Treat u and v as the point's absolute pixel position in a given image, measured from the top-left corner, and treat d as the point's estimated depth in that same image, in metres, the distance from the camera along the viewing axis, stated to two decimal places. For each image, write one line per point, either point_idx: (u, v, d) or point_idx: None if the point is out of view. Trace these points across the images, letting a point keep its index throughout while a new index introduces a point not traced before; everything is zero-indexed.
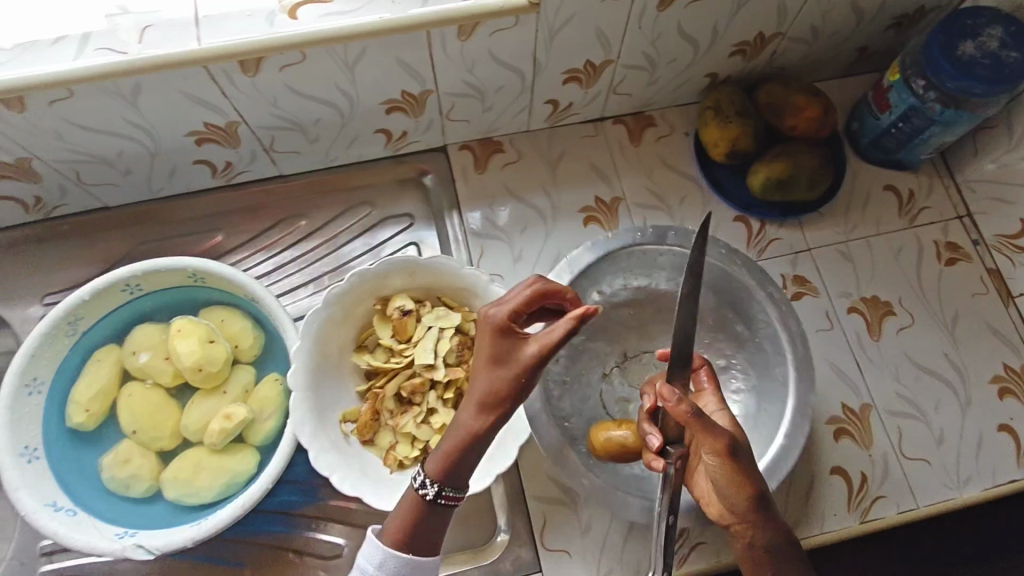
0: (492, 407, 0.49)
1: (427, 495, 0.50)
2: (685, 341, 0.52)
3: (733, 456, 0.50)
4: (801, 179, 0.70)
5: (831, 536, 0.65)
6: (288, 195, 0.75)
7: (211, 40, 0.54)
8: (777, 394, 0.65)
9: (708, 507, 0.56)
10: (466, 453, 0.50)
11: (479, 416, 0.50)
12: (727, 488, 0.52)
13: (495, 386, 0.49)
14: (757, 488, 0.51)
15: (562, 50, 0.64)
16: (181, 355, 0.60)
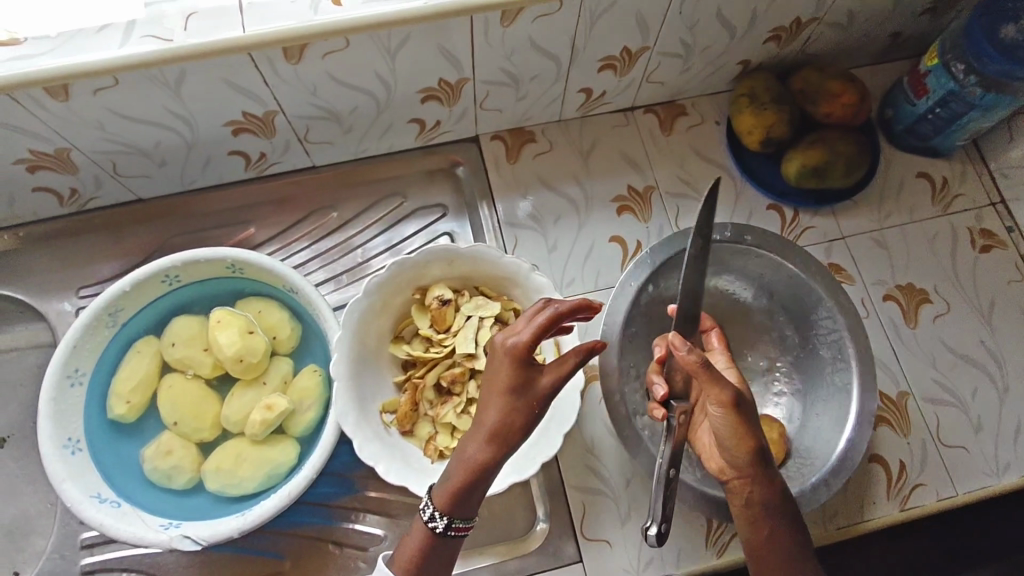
0: (502, 437, 0.50)
1: (437, 527, 0.50)
2: (692, 302, 0.56)
3: (740, 412, 0.51)
4: (838, 166, 0.70)
5: (873, 524, 0.65)
6: (319, 187, 0.74)
7: (256, 26, 0.54)
8: (836, 392, 0.65)
9: (708, 462, 0.58)
10: (476, 485, 0.50)
11: (488, 447, 0.50)
12: (729, 443, 0.53)
13: (507, 415, 0.50)
14: (760, 443, 0.53)
15: (600, 36, 0.64)
16: (222, 346, 0.59)
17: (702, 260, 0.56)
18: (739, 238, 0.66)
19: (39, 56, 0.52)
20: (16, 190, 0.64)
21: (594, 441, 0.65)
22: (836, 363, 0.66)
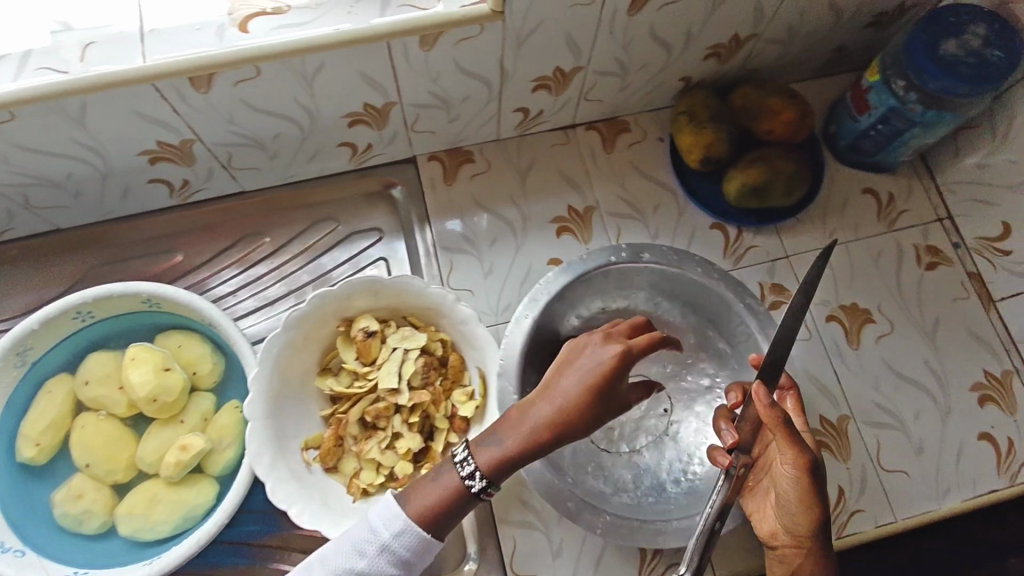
0: (561, 421, 0.49)
1: (473, 486, 0.50)
2: (779, 354, 0.53)
3: (814, 474, 0.51)
4: (777, 186, 0.68)
5: None
6: (249, 212, 0.72)
7: (158, 56, 0.52)
8: None
9: (761, 523, 0.57)
10: (516, 462, 0.50)
11: (545, 430, 0.49)
12: (794, 508, 0.53)
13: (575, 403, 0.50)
14: (825, 513, 0.52)
15: (529, 56, 0.62)
16: (135, 385, 0.58)
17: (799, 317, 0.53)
18: (635, 258, 0.64)
19: None
20: None
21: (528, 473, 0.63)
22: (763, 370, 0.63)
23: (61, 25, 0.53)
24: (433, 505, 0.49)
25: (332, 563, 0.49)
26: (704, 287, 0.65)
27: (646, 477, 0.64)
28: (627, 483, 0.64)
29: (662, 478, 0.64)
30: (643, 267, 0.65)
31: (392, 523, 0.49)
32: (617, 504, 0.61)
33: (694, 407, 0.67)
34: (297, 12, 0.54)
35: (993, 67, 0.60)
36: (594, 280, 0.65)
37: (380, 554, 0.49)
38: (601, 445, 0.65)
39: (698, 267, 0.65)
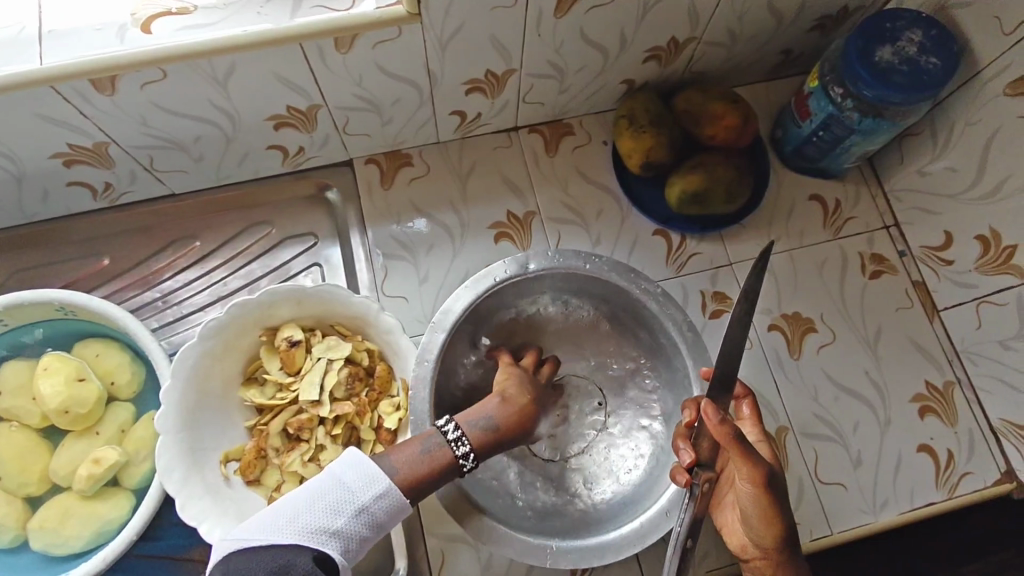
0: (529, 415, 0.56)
1: (467, 466, 0.51)
2: (729, 363, 0.53)
3: (773, 488, 0.50)
4: (717, 192, 0.67)
5: None
6: (180, 216, 0.71)
7: (56, 58, 0.50)
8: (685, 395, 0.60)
9: (730, 538, 0.56)
10: (497, 445, 0.53)
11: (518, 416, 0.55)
12: (756, 521, 0.51)
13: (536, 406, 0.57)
14: (789, 527, 0.51)
15: (456, 58, 0.60)
16: (45, 397, 0.56)
17: (745, 322, 0.53)
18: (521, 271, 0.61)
19: None
20: None
21: None
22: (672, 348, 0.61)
23: None
24: (417, 474, 0.49)
25: (306, 522, 0.43)
26: (605, 283, 0.62)
27: (598, 478, 0.62)
28: (579, 490, 0.62)
29: (613, 475, 0.62)
30: (533, 275, 0.62)
31: (374, 484, 0.46)
32: (572, 518, 0.59)
33: (625, 394, 0.66)
34: (204, 13, 0.52)
35: (928, 74, 0.59)
36: (490, 300, 0.63)
37: (357, 515, 0.45)
38: (545, 455, 0.63)
39: (588, 262, 0.62)
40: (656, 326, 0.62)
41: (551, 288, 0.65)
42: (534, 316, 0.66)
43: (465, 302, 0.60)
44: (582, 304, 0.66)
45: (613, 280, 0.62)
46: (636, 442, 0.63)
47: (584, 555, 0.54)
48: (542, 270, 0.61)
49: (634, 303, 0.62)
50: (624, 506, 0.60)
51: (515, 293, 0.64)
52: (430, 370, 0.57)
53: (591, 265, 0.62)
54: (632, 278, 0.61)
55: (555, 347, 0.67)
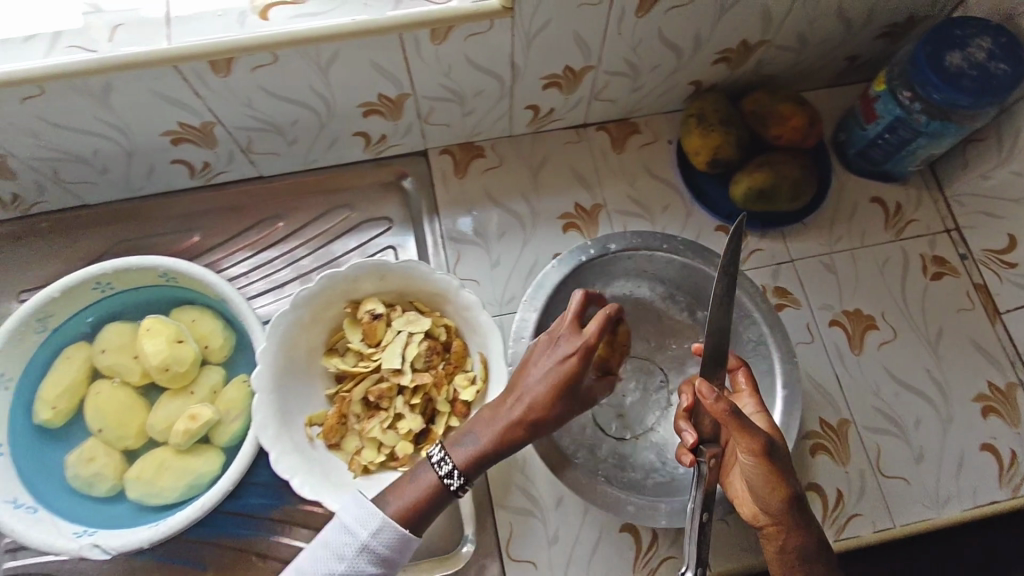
0: (545, 427, 0.52)
1: (453, 485, 0.52)
2: (720, 340, 0.52)
3: (774, 458, 0.49)
4: (783, 189, 0.69)
5: (853, 542, 0.64)
6: (267, 197, 0.75)
7: (183, 39, 0.54)
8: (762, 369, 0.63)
9: (742, 509, 0.55)
10: (489, 458, 0.52)
11: (527, 432, 0.52)
12: (762, 489, 0.51)
13: (556, 410, 0.52)
14: (795, 491, 0.51)
15: (540, 53, 0.63)
16: (148, 354, 0.60)
17: (729, 297, 0.52)
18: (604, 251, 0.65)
19: None
20: None
21: (525, 461, 0.64)
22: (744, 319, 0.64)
23: (93, 7, 0.54)
24: (411, 498, 0.51)
25: None
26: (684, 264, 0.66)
27: (670, 451, 0.64)
28: (655, 463, 0.64)
29: None
30: (614, 256, 0.66)
31: (369, 523, 0.50)
32: (658, 488, 0.62)
33: (687, 369, 0.68)
34: (316, 3, 0.56)
35: (996, 79, 0.61)
36: (579, 280, 0.66)
37: (359, 553, 0.49)
38: (617, 434, 0.65)
39: (665, 243, 0.66)
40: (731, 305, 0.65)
41: (623, 272, 0.68)
42: (598, 303, 0.69)
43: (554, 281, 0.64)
44: (645, 286, 0.69)
45: (687, 261, 0.66)
46: None
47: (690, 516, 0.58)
48: (622, 251, 0.65)
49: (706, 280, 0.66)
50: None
51: (596, 275, 0.67)
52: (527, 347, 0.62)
53: (668, 245, 0.66)
54: (705, 257, 0.65)
55: None
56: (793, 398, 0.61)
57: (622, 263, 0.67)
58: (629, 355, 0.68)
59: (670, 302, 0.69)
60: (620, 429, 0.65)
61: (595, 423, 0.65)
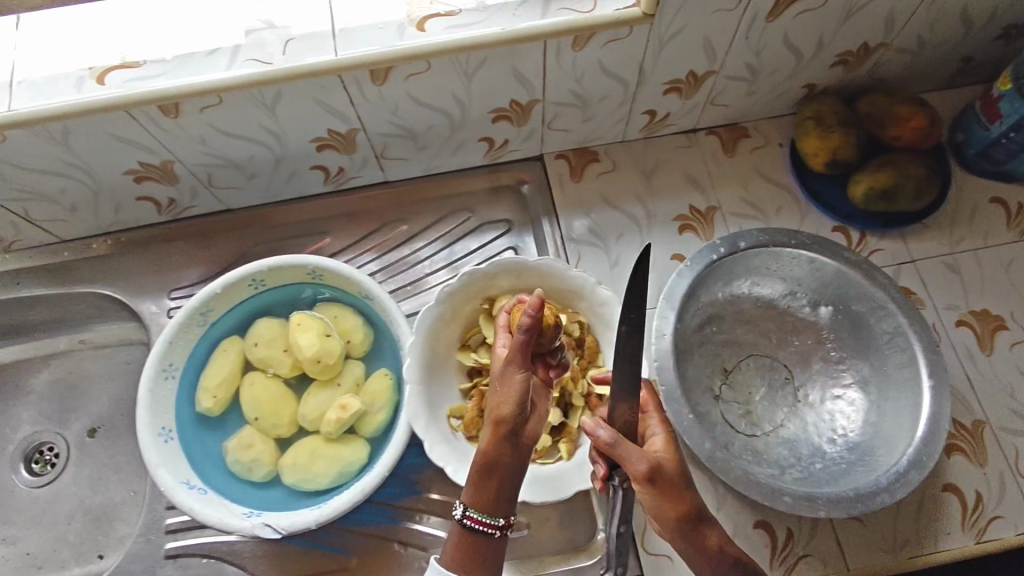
0: (507, 427, 0.51)
1: (457, 515, 0.51)
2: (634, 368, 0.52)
3: (653, 482, 0.49)
4: (907, 189, 0.69)
5: (995, 544, 0.63)
6: (391, 201, 0.78)
7: (348, 51, 0.57)
8: (906, 363, 0.63)
9: None
10: (478, 481, 0.51)
11: (493, 439, 0.51)
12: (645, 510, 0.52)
13: (501, 404, 0.52)
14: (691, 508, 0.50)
15: (669, 59, 0.65)
16: (301, 347, 0.63)
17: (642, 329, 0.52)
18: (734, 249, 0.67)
19: (149, 79, 0.56)
20: (121, 199, 0.69)
21: None
22: (876, 312, 0.65)
23: (264, 23, 0.59)
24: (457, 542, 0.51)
25: None
26: (813, 259, 0.67)
27: (801, 447, 0.64)
28: (788, 459, 0.64)
29: (816, 442, 0.64)
30: (741, 255, 0.68)
31: None
32: (798, 482, 0.61)
33: (812, 366, 0.68)
34: (467, 15, 0.59)
35: None
36: (707, 281, 0.68)
37: None
38: (746, 431, 0.66)
39: (791, 239, 0.68)
40: (863, 294, 0.66)
41: (745, 270, 0.69)
42: (722, 302, 0.70)
43: (687, 280, 0.66)
44: (771, 285, 0.70)
45: (816, 256, 0.67)
46: (837, 409, 0.65)
47: (855, 503, 0.57)
48: (751, 248, 0.67)
49: (836, 275, 0.67)
50: (852, 464, 0.62)
51: (721, 275, 0.68)
52: (668, 344, 0.64)
53: (795, 241, 0.67)
54: (835, 253, 0.67)
55: (741, 332, 0.70)
56: (940, 388, 0.61)
57: (750, 260, 0.68)
58: (753, 354, 0.69)
59: (791, 299, 0.69)
60: (748, 426, 0.66)
61: (724, 419, 0.66)
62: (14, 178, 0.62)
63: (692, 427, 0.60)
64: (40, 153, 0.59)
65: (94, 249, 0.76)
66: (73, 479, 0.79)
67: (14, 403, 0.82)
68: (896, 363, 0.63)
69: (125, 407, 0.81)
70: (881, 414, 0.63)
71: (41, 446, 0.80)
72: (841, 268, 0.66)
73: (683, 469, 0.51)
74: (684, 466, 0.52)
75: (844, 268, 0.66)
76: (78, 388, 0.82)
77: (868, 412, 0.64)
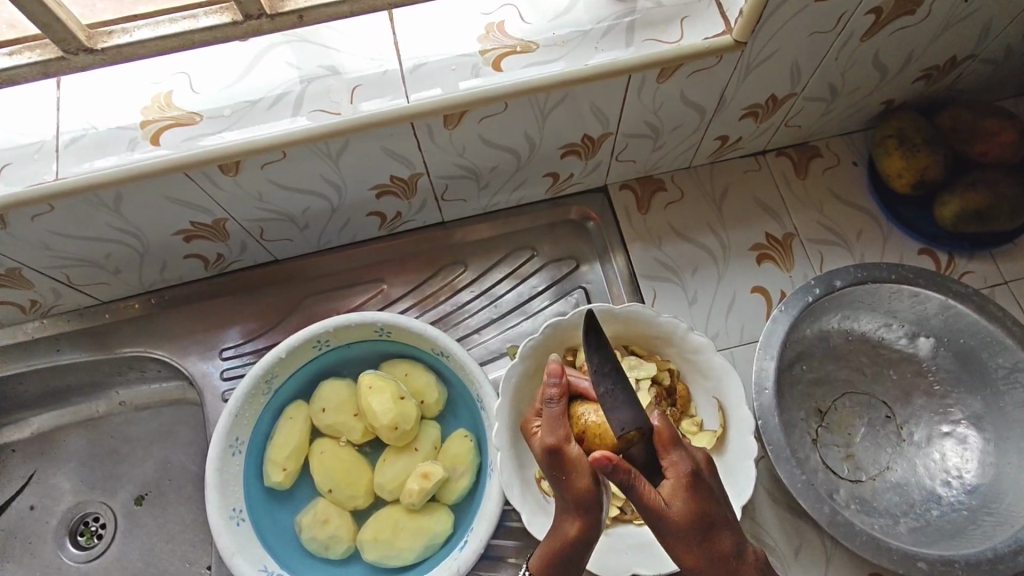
0: (591, 509, 0.47)
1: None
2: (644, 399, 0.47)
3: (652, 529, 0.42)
4: (1003, 210, 0.65)
5: None
6: (447, 242, 0.74)
7: (420, 95, 0.53)
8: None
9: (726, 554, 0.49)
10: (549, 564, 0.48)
11: (579, 522, 0.47)
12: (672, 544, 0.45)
13: (581, 485, 0.46)
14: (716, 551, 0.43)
15: (753, 84, 0.61)
16: (376, 413, 0.58)
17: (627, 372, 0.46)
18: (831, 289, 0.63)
19: (206, 138, 0.51)
20: (168, 257, 0.65)
21: (759, 511, 0.60)
22: (992, 346, 0.62)
23: (327, 69, 0.54)
24: None
25: None
26: (916, 293, 0.63)
27: (912, 493, 0.61)
28: (899, 508, 0.60)
29: (928, 486, 0.61)
30: (837, 294, 0.64)
31: None
32: (914, 534, 0.58)
33: (913, 402, 0.65)
34: (545, 50, 0.55)
35: None
36: (801, 324, 0.64)
37: None
38: (851, 477, 0.61)
39: (893, 273, 0.64)
40: (970, 323, 0.62)
41: (839, 305, 0.65)
42: (812, 338, 0.65)
43: (784, 326, 0.62)
44: (869, 321, 0.66)
45: (919, 290, 0.63)
46: (948, 450, 0.62)
47: (997, 565, 0.54)
48: (848, 286, 0.63)
49: (941, 309, 0.63)
50: (975, 513, 0.59)
51: (812, 315, 0.64)
52: (770, 398, 0.60)
53: (896, 275, 0.64)
54: (940, 285, 0.63)
55: (835, 370, 0.65)
56: None
57: (847, 297, 0.64)
58: (849, 392, 0.65)
59: (885, 332, 0.66)
60: (853, 472, 0.62)
61: (827, 466, 0.61)
62: (60, 244, 0.58)
63: (805, 491, 0.57)
64: (87, 219, 0.55)
65: (136, 308, 0.71)
66: (122, 552, 0.74)
67: (54, 471, 0.77)
68: (1016, 402, 0.60)
69: (172, 470, 0.76)
70: (1009, 455, 0.60)
71: (87, 517, 0.75)
72: (941, 300, 0.63)
73: (699, 514, 0.42)
74: (703, 507, 0.43)
75: (950, 301, 0.63)
76: (121, 453, 0.77)
77: (985, 453, 0.61)
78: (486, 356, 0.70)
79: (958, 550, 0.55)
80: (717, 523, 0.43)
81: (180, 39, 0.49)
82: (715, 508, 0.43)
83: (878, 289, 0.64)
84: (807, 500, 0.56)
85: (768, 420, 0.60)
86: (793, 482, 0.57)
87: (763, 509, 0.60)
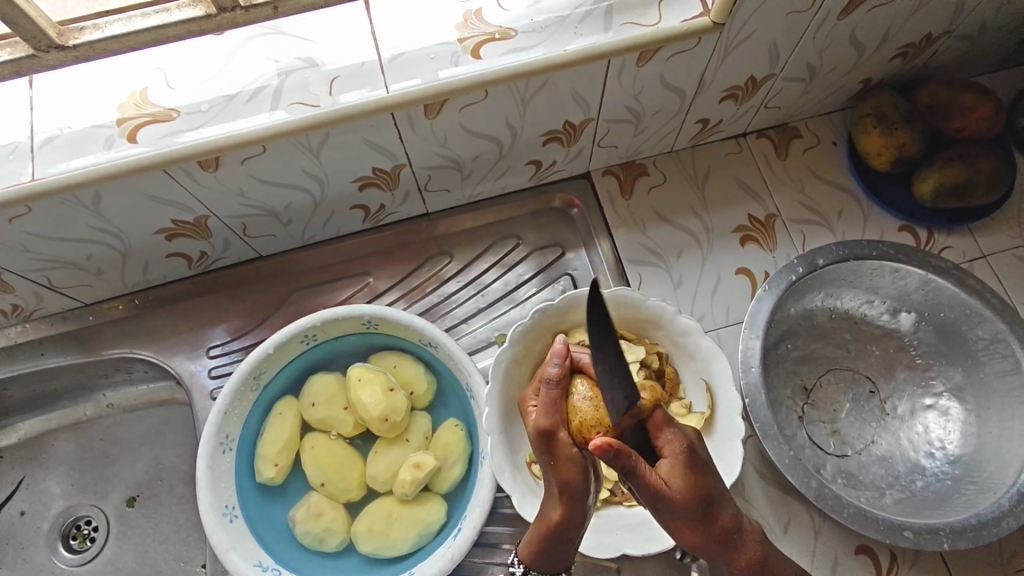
0: (574, 496, 0.48)
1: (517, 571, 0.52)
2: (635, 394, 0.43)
3: (655, 511, 0.43)
4: (980, 184, 0.65)
5: None
6: (432, 234, 0.74)
7: (399, 85, 0.53)
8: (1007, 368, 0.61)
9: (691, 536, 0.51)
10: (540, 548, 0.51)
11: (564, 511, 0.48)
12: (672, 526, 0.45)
13: (567, 474, 0.47)
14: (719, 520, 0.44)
15: (731, 66, 0.61)
16: (366, 405, 0.58)
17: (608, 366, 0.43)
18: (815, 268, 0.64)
19: (183, 133, 0.51)
20: (151, 256, 0.64)
21: (748, 488, 0.61)
22: (971, 318, 0.63)
23: (305, 61, 0.54)
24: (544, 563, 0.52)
25: None
26: (895, 268, 0.65)
27: (896, 464, 0.62)
28: (884, 480, 0.61)
29: (911, 458, 0.62)
30: (818, 272, 0.65)
31: None
32: (900, 505, 0.59)
33: (897, 376, 0.66)
34: (524, 36, 0.55)
35: None
36: (784, 305, 0.65)
37: None
38: (837, 452, 0.62)
39: (874, 250, 0.65)
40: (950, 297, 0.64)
41: (822, 283, 0.66)
42: (796, 316, 0.66)
43: (768, 307, 0.63)
44: (852, 298, 0.67)
45: (900, 266, 0.65)
46: (931, 421, 0.64)
47: (981, 531, 0.55)
48: (830, 264, 0.65)
49: (921, 284, 0.65)
50: (959, 481, 0.60)
51: (795, 293, 0.65)
52: (757, 377, 0.61)
53: (876, 252, 0.65)
54: (921, 261, 0.64)
55: (819, 347, 0.66)
56: None
57: (830, 276, 0.66)
58: (834, 369, 0.66)
59: (868, 308, 0.67)
60: (839, 447, 0.63)
61: (813, 442, 0.62)
62: (39, 246, 0.57)
63: (793, 466, 0.58)
64: (67, 219, 0.55)
65: (119, 309, 0.70)
66: (116, 555, 0.73)
67: (43, 476, 0.76)
68: (997, 372, 0.61)
69: (163, 470, 0.76)
70: (989, 424, 0.61)
71: (79, 520, 0.75)
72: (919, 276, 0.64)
73: (701, 491, 0.43)
74: (703, 484, 0.43)
75: (931, 276, 0.64)
76: (110, 455, 0.77)
77: (967, 424, 0.62)
78: (475, 345, 0.70)
79: (943, 519, 0.57)
80: (717, 498, 0.44)
81: (153, 33, 0.48)
82: (712, 483, 0.44)
83: (859, 267, 0.65)
84: (795, 475, 0.58)
85: (754, 399, 0.60)
86: (783, 458, 0.58)
87: (753, 486, 0.61)
